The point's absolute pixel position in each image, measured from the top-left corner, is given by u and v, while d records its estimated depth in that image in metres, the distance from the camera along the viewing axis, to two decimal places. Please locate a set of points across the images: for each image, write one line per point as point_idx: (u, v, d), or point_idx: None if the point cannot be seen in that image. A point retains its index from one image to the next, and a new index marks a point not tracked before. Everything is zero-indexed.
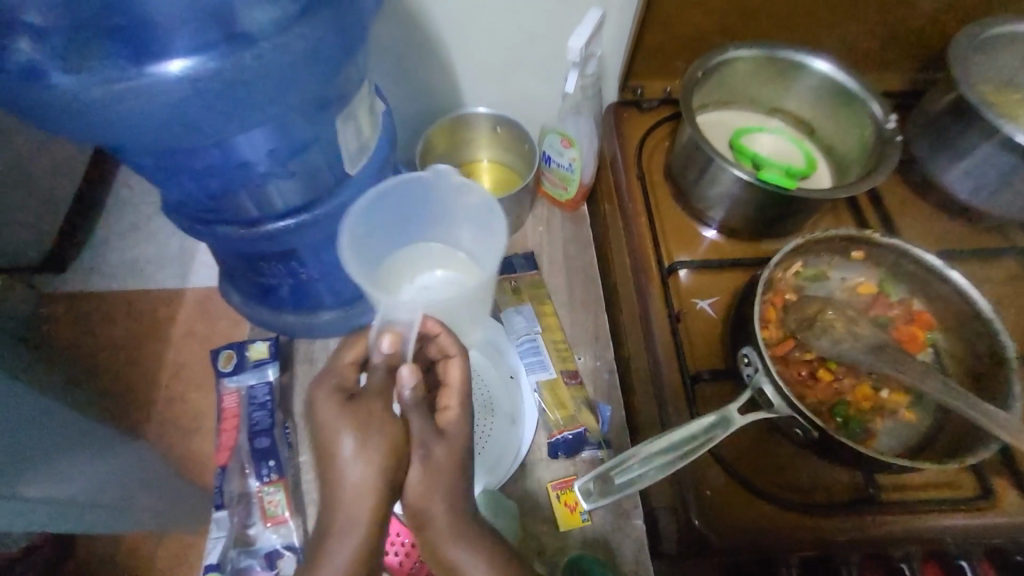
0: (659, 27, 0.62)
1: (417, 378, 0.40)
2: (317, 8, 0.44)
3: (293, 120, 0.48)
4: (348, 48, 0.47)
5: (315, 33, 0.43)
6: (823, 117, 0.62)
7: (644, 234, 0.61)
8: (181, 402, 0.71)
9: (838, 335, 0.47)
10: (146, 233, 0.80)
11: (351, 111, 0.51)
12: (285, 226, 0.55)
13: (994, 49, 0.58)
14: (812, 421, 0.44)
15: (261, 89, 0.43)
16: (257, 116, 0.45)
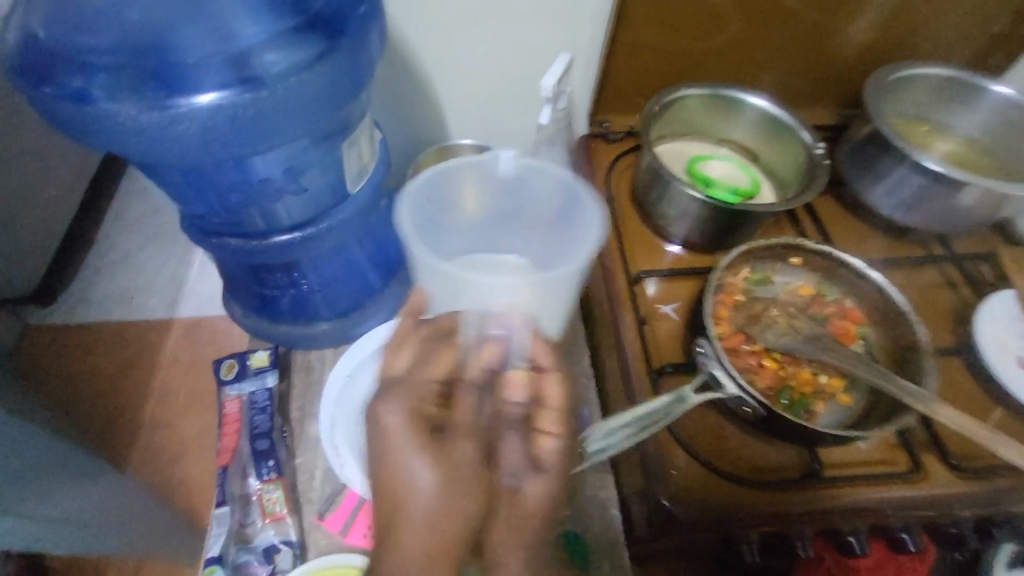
0: (620, 70, 0.71)
1: (524, 391, 0.42)
2: (330, 54, 0.51)
3: (304, 146, 0.55)
4: (356, 86, 0.54)
5: (327, 74, 0.51)
6: (762, 144, 0.71)
7: (613, 249, 0.68)
8: (171, 428, 0.79)
9: (781, 329, 0.56)
10: (134, 266, 0.87)
11: (355, 137, 0.57)
12: (288, 238, 0.62)
13: (902, 89, 0.68)
14: (754, 399, 0.51)
15: (279, 119, 0.50)
16: (273, 141, 0.52)
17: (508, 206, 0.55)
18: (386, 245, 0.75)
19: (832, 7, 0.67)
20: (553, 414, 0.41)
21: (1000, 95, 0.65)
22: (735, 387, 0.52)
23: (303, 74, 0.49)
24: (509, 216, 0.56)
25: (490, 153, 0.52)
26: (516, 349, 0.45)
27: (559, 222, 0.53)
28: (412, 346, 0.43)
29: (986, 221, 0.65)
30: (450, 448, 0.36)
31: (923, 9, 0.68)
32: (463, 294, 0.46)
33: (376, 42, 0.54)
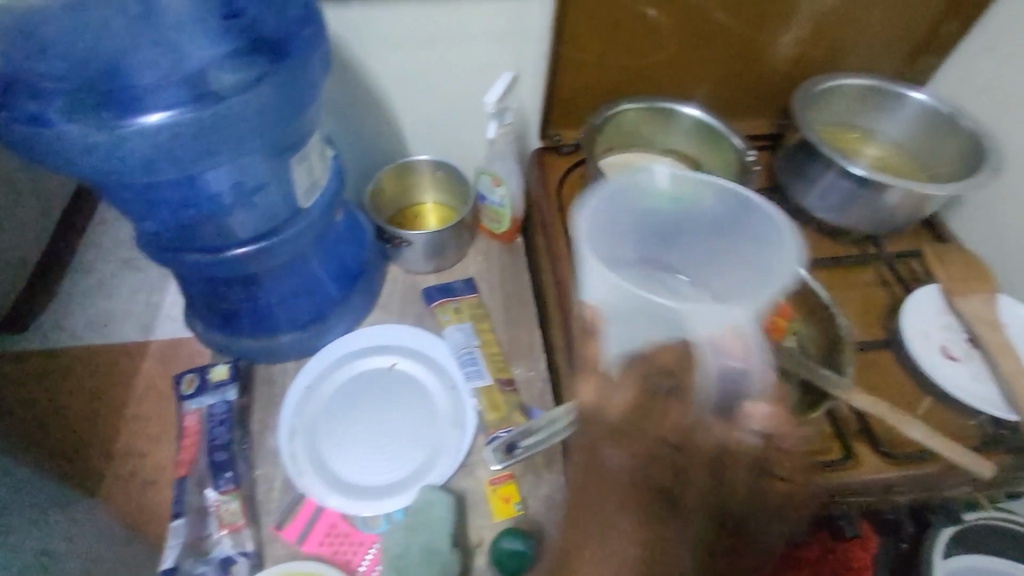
0: (565, 85, 0.75)
1: (768, 420, 0.38)
2: (275, 73, 0.53)
3: (254, 161, 0.57)
4: (301, 104, 0.57)
5: (273, 93, 0.53)
6: (702, 151, 0.75)
7: (563, 255, 0.71)
8: (141, 456, 0.74)
9: None
10: (110, 290, 0.86)
11: (304, 153, 0.61)
12: (245, 250, 0.64)
13: (824, 99, 0.74)
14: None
15: (226, 134, 0.52)
16: (222, 155, 0.54)
17: (664, 217, 0.49)
18: (348, 256, 0.77)
19: (760, 24, 0.72)
20: (789, 460, 0.40)
21: (915, 101, 0.72)
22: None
23: (250, 92, 0.52)
24: (656, 223, 0.50)
25: (647, 169, 0.47)
26: (755, 382, 0.39)
27: (728, 229, 0.47)
28: (631, 389, 0.39)
29: (908, 221, 0.69)
30: (683, 519, 0.38)
31: (847, 26, 0.73)
32: (670, 332, 0.39)
33: (321, 64, 0.58)
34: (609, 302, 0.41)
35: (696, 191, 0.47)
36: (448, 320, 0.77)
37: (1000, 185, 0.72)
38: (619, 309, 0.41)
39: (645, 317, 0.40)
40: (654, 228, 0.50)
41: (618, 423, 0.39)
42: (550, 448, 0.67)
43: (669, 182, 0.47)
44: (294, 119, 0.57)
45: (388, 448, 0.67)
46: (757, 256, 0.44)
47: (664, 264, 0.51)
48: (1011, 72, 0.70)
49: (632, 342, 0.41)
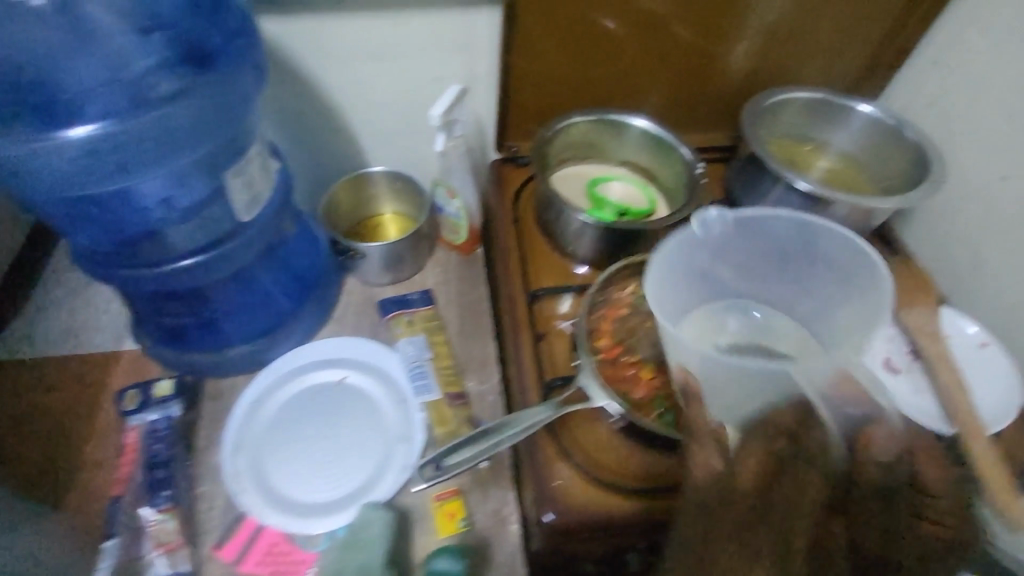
0: (519, 98, 0.76)
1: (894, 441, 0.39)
2: (205, 84, 0.53)
3: (188, 172, 0.57)
4: (236, 119, 0.57)
5: (202, 104, 0.53)
6: (654, 162, 0.76)
7: (515, 268, 0.72)
8: (100, 474, 0.67)
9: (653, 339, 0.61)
10: (84, 297, 0.79)
11: (241, 166, 0.58)
12: (186, 262, 0.61)
13: (775, 113, 0.75)
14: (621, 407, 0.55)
15: (156, 146, 0.52)
16: (154, 167, 0.54)
17: (720, 260, 0.60)
18: (302, 265, 0.76)
19: (710, 38, 0.73)
20: (933, 477, 0.40)
21: (861, 115, 0.73)
22: (603, 397, 0.55)
23: (177, 103, 0.52)
24: (731, 264, 0.61)
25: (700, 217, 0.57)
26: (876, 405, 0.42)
27: (789, 263, 0.61)
28: (758, 452, 0.40)
29: (860, 230, 0.70)
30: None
31: (798, 39, 0.74)
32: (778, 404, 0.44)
33: (255, 75, 0.57)
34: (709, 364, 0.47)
35: (771, 229, 0.59)
36: (400, 333, 0.76)
37: (946, 197, 0.73)
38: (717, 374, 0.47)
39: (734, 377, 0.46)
40: (734, 271, 0.62)
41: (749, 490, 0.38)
42: (498, 463, 0.67)
43: (721, 230, 0.58)
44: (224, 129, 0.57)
45: (334, 464, 0.66)
46: (861, 283, 0.56)
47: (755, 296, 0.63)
48: (953, 86, 0.71)
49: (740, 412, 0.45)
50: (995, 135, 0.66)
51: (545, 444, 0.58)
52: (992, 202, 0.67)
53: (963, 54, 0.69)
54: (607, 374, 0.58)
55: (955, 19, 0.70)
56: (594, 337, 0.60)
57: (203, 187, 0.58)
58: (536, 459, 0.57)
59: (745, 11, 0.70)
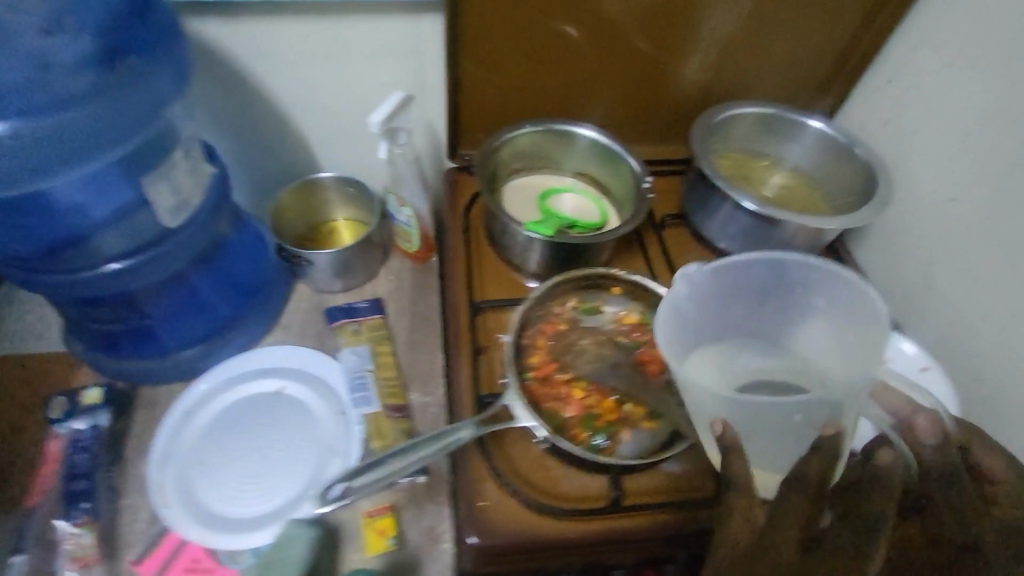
0: (471, 105, 0.75)
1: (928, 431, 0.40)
2: (116, 86, 0.51)
3: (106, 174, 0.55)
4: (149, 117, 0.55)
5: (114, 105, 0.51)
6: (604, 171, 0.75)
7: (461, 279, 0.70)
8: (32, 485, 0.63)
9: (589, 357, 0.59)
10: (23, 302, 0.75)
11: (161, 172, 0.58)
12: (116, 266, 0.60)
13: (724, 127, 0.75)
14: (542, 428, 0.53)
15: (66, 148, 0.50)
16: (65, 170, 0.51)
17: (710, 315, 0.56)
18: (244, 271, 0.75)
19: (660, 49, 0.73)
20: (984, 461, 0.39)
21: (814, 129, 0.74)
22: (527, 416, 0.54)
23: (88, 104, 0.49)
24: (722, 317, 0.56)
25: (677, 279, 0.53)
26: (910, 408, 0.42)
27: (777, 294, 0.57)
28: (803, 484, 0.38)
29: (809, 247, 0.69)
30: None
31: (753, 52, 0.74)
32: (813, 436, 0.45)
33: (174, 73, 0.56)
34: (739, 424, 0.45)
35: (743, 272, 0.57)
36: (344, 343, 0.74)
37: (898, 216, 0.72)
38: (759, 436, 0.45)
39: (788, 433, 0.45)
40: (727, 322, 0.57)
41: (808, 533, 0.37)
42: (435, 478, 0.64)
43: (695, 287, 0.55)
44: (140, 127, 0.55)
45: (263, 478, 0.64)
46: (847, 302, 0.53)
47: (758, 339, 0.57)
48: (904, 105, 0.70)
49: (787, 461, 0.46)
50: (942, 155, 0.66)
51: (475, 461, 0.57)
52: (940, 223, 0.66)
53: (914, 73, 0.69)
54: (536, 391, 0.57)
55: (906, 38, 0.70)
56: (530, 353, 0.59)
57: (122, 190, 0.57)
58: (464, 477, 0.56)
59: (699, 23, 0.71)
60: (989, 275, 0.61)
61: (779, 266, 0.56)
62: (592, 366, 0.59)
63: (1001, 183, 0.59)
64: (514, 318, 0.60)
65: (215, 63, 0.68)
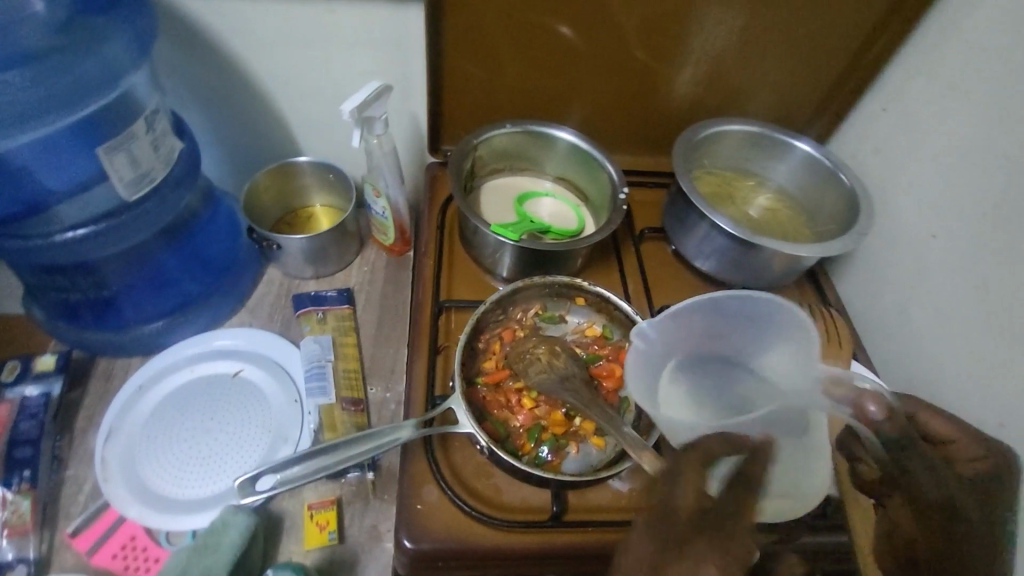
0: (454, 100, 0.74)
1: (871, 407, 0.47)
2: (75, 45, 0.53)
3: (62, 140, 0.54)
4: (112, 81, 0.57)
5: (70, 65, 0.53)
6: (585, 177, 0.74)
7: (428, 278, 0.69)
8: None
9: (541, 367, 0.57)
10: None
11: (117, 142, 0.55)
12: (70, 238, 0.59)
13: (710, 143, 0.74)
14: (482, 435, 0.52)
15: (19, 106, 0.50)
16: (21, 128, 0.52)
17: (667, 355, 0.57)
18: (217, 250, 0.75)
19: (649, 57, 0.71)
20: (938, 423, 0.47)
21: (800, 152, 0.72)
22: (468, 422, 0.53)
23: (41, 64, 0.51)
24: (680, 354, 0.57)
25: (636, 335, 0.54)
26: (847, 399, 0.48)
27: (731, 324, 0.58)
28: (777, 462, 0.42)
29: (786, 273, 0.68)
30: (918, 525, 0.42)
31: (746, 69, 0.73)
32: (803, 456, 0.52)
33: (130, 41, 0.57)
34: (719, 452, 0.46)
35: (702, 314, 0.57)
36: (308, 331, 0.72)
37: (881, 248, 0.70)
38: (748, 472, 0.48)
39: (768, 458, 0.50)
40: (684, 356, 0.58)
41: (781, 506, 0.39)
42: (383, 475, 0.63)
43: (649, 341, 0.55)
44: (91, 96, 0.56)
45: (208, 461, 0.63)
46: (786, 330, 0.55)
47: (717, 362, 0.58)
48: (895, 135, 0.68)
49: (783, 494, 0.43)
50: (928, 190, 0.64)
51: (418, 462, 0.56)
52: (922, 259, 0.64)
53: (906, 104, 0.67)
54: (488, 398, 0.58)
55: (903, 66, 0.68)
56: (484, 358, 0.60)
57: (72, 158, 0.55)
58: (405, 478, 0.55)
59: (694, 34, 0.70)
60: (966, 316, 0.59)
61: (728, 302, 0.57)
62: (542, 376, 0.57)
63: (983, 223, 0.57)
64: (470, 320, 0.59)
65: (199, 40, 0.67)
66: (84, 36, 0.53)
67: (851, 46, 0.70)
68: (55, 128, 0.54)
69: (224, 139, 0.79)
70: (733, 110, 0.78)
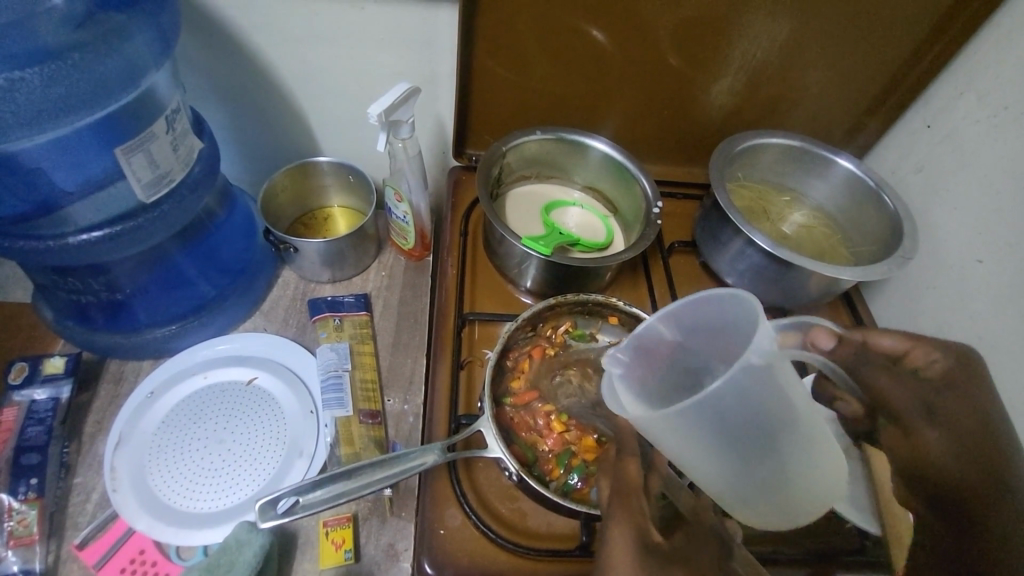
0: (482, 102, 0.71)
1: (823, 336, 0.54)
2: (95, 44, 0.50)
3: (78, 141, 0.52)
4: (133, 80, 0.54)
5: (88, 62, 0.50)
6: (617, 188, 0.72)
7: (451, 289, 0.66)
8: None
9: None
10: None
11: (135, 144, 0.53)
12: (84, 240, 0.56)
13: (745, 156, 0.71)
14: (512, 461, 0.50)
15: (35, 104, 0.47)
16: (36, 128, 0.49)
17: (654, 376, 0.45)
18: (233, 252, 0.73)
19: (685, 65, 0.68)
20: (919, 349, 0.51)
21: (842, 169, 0.69)
22: (497, 447, 0.51)
23: (60, 64, 0.48)
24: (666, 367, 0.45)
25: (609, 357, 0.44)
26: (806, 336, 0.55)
27: (716, 324, 0.43)
28: (770, 426, 0.38)
29: (823, 295, 0.65)
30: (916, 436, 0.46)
31: (783, 80, 0.70)
32: (797, 451, 0.39)
33: (153, 38, 0.54)
34: (711, 464, 0.40)
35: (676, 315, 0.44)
36: (324, 338, 0.70)
37: (919, 272, 0.68)
38: (746, 479, 0.40)
39: (762, 458, 0.39)
40: (672, 365, 0.46)
41: (766, 446, 0.39)
42: (400, 491, 0.61)
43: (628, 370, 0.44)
44: (111, 97, 0.53)
45: (220, 473, 0.61)
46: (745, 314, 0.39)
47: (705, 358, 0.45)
48: (941, 154, 0.66)
49: (763, 442, 0.39)
50: (971, 214, 0.61)
51: (441, 484, 0.53)
52: (967, 285, 0.61)
53: (954, 122, 0.64)
54: (515, 419, 0.56)
55: (950, 83, 0.65)
56: (512, 378, 0.58)
57: (92, 159, 0.53)
58: (425, 500, 0.53)
59: (731, 42, 0.67)
60: (1009, 348, 0.55)
61: (693, 301, 0.43)
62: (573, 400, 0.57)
63: None
64: (499, 338, 0.57)
65: (218, 34, 0.64)
66: (106, 33, 0.50)
67: (896, 60, 0.67)
68: (74, 128, 0.52)
69: (241, 136, 0.77)
70: (767, 122, 0.75)
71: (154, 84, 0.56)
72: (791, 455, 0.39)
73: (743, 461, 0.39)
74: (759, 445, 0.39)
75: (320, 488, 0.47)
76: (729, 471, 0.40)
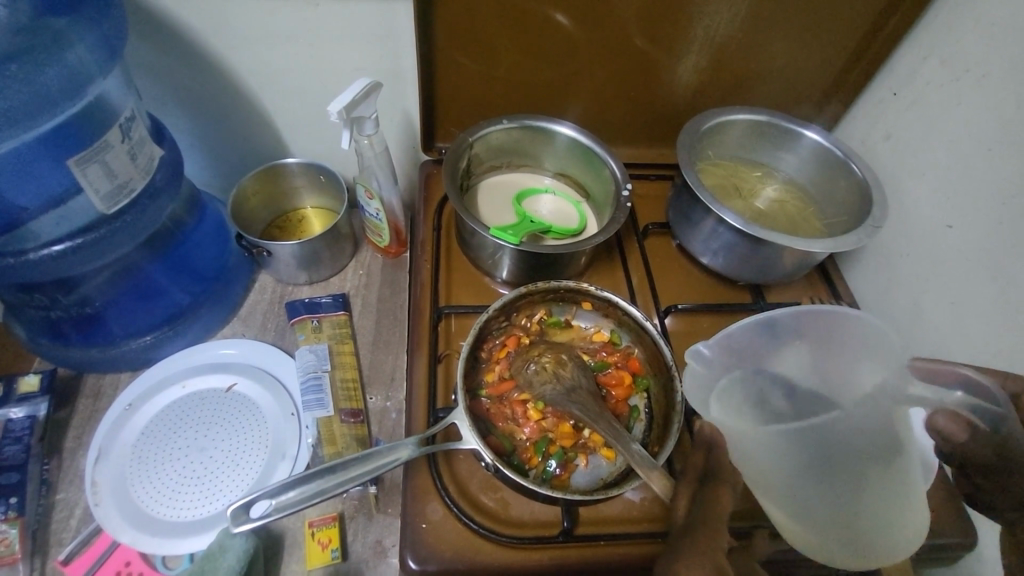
0: (448, 94, 0.71)
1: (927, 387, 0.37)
2: (36, 54, 0.49)
3: (30, 156, 0.51)
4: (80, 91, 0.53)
5: (31, 74, 0.49)
6: (587, 173, 0.71)
7: (426, 282, 0.66)
8: None
9: (546, 378, 0.55)
10: None
11: (88, 155, 0.52)
12: (47, 254, 0.56)
13: (715, 134, 0.71)
14: (488, 451, 0.50)
15: None
16: None
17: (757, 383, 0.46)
18: (206, 259, 0.72)
19: (651, 43, 0.68)
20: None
21: (809, 141, 0.69)
22: (473, 439, 0.50)
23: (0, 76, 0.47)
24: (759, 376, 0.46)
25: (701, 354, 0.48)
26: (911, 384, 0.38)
27: (825, 339, 0.46)
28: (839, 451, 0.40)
29: (797, 269, 0.64)
30: None
31: (750, 53, 0.70)
32: (878, 473, 0.39)
33: (97, 45, 0.53)
34: (767, 458, 0.41)
35: (784, 325, 0.48)
36: (302, 339, 0.69)
37: (892, 240, 0.67)
38: (814, 492, 0.40)
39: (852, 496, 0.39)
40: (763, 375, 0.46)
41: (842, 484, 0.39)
42: (386, 490, 0.61)
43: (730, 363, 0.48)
44: (57, 107, 0.52)
45: (202, 480, 0.61)
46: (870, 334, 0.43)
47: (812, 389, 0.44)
48: (909, 120, 0.65)
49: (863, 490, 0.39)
50: (940, 180, 0.61)
51: (420, 477, 0.53)
52: (937, 251, 0.61)
53: (920, 88, 0.64)
54: (492, 410, 0.56)
55: (916, 47, 0.64)
56: (486, 370, 0.58)
57: (44, 170, 0.52)
58: (407, 496, 0.53)
59: (695, 20, 0.66)
60: (977, 310, 0.56)
61: (800, 312, 0.47)
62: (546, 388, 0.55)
63: (999, 213, 0.54)
64: (471, 330, 0.56)
65: (174, 38, 0.63)
66: (46, 42, 0.49)
67: (861, 27, 0.67)
68: (24, 140, 0.51)
69: (209, 141, 0.76)
70: (735, 98, 0.75)
71: (104, 92, 0.55)
72: (873, 478, 0.39)
73: (818, 476, 0.39)
74: (853, 482, 0.39)
75: (303, 489, 0.46)
76: (797, 478, 0.40)
